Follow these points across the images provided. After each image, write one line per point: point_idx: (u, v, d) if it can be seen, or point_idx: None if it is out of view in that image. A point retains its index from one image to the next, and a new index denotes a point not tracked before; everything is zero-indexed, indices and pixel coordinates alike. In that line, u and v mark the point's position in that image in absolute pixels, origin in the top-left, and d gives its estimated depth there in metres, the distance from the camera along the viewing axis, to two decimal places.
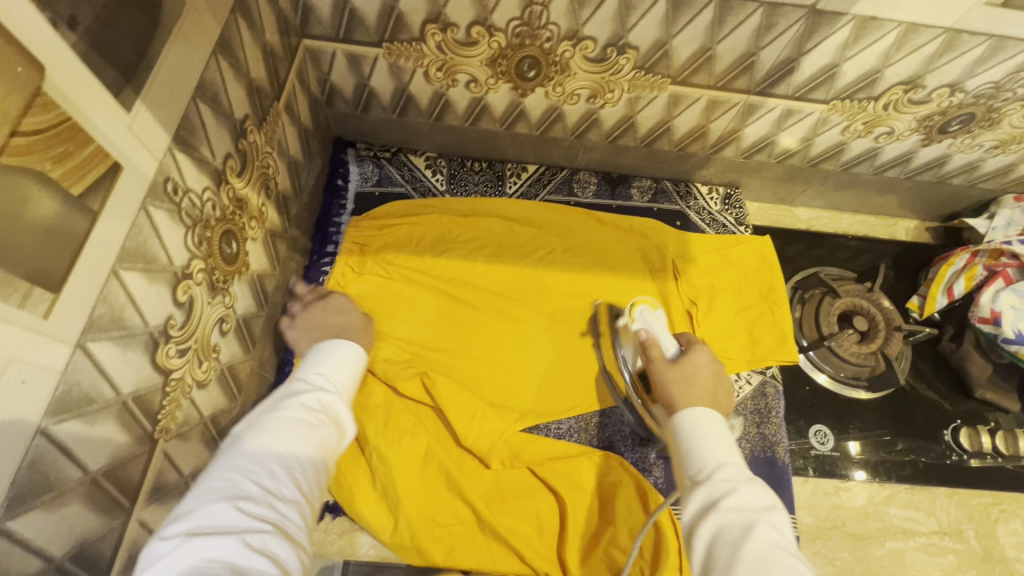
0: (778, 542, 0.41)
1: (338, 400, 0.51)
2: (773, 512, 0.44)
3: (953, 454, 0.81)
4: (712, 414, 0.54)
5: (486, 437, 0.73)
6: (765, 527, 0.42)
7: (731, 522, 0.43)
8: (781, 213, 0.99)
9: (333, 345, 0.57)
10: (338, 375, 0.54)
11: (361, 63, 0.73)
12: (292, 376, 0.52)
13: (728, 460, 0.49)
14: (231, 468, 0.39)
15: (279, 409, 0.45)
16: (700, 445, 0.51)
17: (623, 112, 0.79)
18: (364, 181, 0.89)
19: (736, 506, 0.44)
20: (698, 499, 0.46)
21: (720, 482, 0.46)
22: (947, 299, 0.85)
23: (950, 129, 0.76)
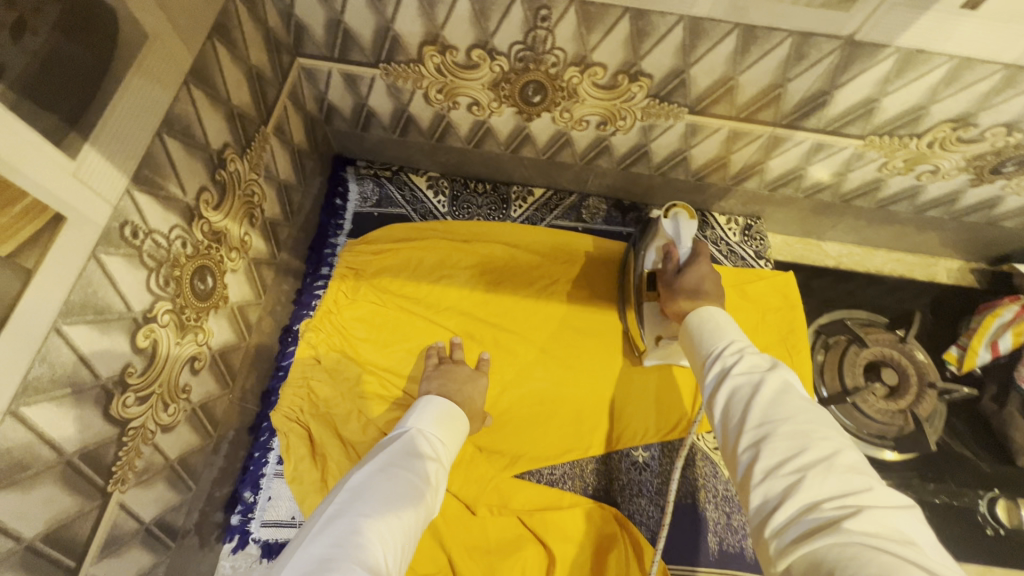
0: (791, 399, 0.39)
1: (445, 475, 0.53)
2: (785, 366, 0.41)
3: (989, 528, 0.73)
4: (722, 311, 0.51)
5: (472, 483, 0.70)
6: (775, 379, 0.40)
7: (740, 383, 0.41)
8: (808, 247, 0.91)
9: (455, 412, 0.61)
10: (449, 442, 0.58)
11: (358, 83, 0.70)
12: (416, 429, 0.56)
13: (737, 335, 0.47)
14: (356, 520, 0.41)
15: (420, 462, 0.50)
16: (711, 329, 0.49)
17: (635, 139, 0.73)
18: (364, 201, 0.86)
19: (745, 370, 0.42)
20: (708, 372, 0.45)
21: (728, 355, 0.45)
22: (990, 354, 0.78)
23: (1004, 170, 0.68)
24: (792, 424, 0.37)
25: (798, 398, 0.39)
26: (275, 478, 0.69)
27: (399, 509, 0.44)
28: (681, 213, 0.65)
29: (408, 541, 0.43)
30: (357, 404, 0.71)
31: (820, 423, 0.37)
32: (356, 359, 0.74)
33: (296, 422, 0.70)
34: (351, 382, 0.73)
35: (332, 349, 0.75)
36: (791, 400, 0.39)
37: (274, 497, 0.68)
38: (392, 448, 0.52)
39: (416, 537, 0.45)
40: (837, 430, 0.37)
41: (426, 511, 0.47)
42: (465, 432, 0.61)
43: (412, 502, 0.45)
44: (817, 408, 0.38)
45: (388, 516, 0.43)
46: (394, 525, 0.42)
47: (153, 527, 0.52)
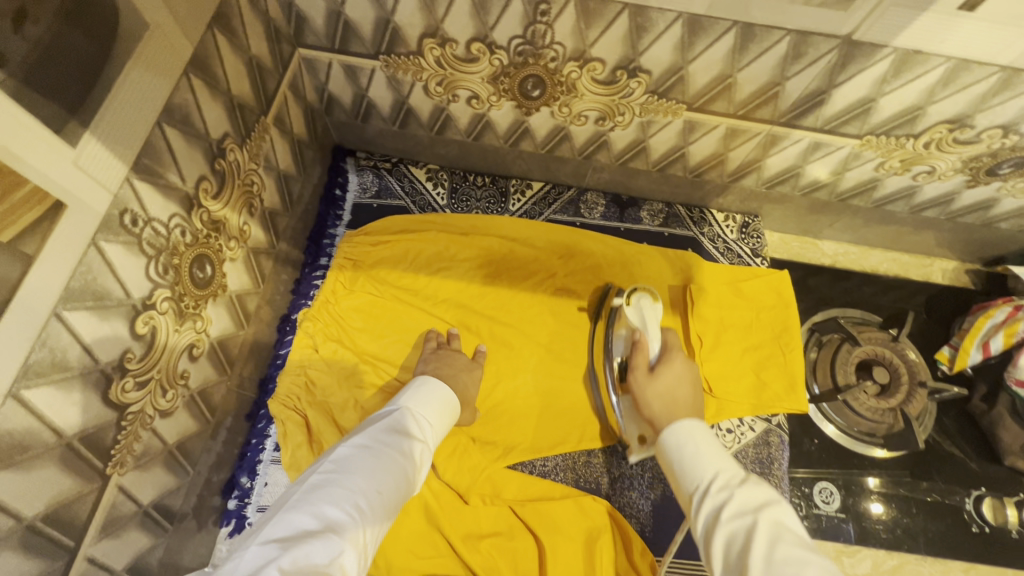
0: (787, 540, 0.40)
1: (430, 456, 0.55)
2: (777, 507, 0.42)
3: (974, 525, 0.74)
4: (700, 424, 0.53)
5: (465, 473, 0.71)
6: (767, 524, 0.41)
7: (735, 533, 0.42)
8: (804, 246, 0.92)
9: (447, 397, 0.62)
10: (437, 425, 0.59)
11: (359, 75, 0.70)
12: (406, 407, 0.57)
13: (725, 467, 0.48)
14: (337, 492, 0.43)
15: (406, 441, 0.52)
16: (693, 458, 0.50)
17: (634, 135, 0.73)
18: (363, 192, 0.86)
19: (736, 514, 0.43)
20: (702, 517, 0.45)
21: (716, 494, 0.46)
22: (981, 355, 0.78)
23: (999, 172, 0.69)
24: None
25: (795, 543, 0.39)
26: (272, 465, 0.70)
27: (381, 486, 0.45)
28: (643, 299, 0.69)
29: (386, 520, 0.45)
30: (353, 393, 0.72)
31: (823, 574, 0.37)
32: (352, 349, 0.75)
33: (293, 410, 0.71)
34: (348, 372, 0.74)
35: (329, 339, 0.75)
36: (790, 545, 0.39)
37: (271, 483, 0.69)
38: (380, 424, 0.53)
39: (394, 516, 0.47)
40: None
41: (407, 490, 0.49)
42: (454, 419, 0.63)
43: (395, 481, 0.47)
44: (812, 553, 0.38)
45: (370, 492, 0.44)
46: (375, 503, 0.44)
47: (151, 511, 0.53)
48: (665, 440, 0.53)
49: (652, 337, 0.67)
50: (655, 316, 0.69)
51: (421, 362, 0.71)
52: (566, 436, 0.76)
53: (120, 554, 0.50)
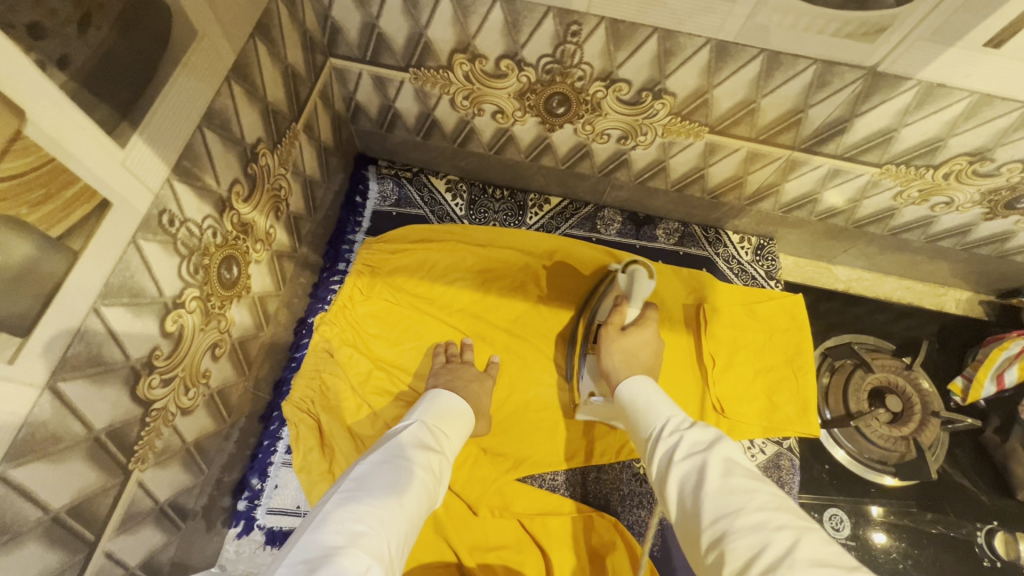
0: (737, 477, 0.40)
1: (448, 468, 0.55)
2: (721, 442, 0.43)
3: (985, 560, 0.73)
4: (652, 380, 0.58)
5: (476, 484, 0.71)
6: (717, 460, 0.42)
7: (687, 471, 0.43)
8: (818, 270, 0.92)
9: (459, 410, 0.63)
10: (451, 437, 0.60)
11: (387, 85, 0.71)
12: (421, 421, 0.58)
13: (676, 414, 0.50)
14: (361, 507, 0.43)
15: (423, 454, 0.53)
16: (648, 410, 0.53)
17: (655, 155, 0.74)
18: (383, 200, 0.88)
19: (687, 454, 0.44)
20: (655, 459, 0.47)
21: (666, 437, 0.47)
22: (995, 387, 0.78)
23: (1018, 205, 0.69)
24: (748, 513, 0.37)
25: (743, 475, 0.40)
26: (282, 467, 0.70)
27: (403, 498, 0.46)
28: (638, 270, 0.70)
29: (410, 531, 0.45)
30: (367, 400, 0.73)
31: (768, 506, 0.38)
32: (367, 355, 0.76)
33: (306, 413, 0.71)
34: (362, 377, 0.74)
35: (345, 343, 0.76)
36: (739, 478, 0.40)
37: (281, 486, 0.69)
38: (395, 438, 0.54)
39: (417, 530, 0.47)
40: (789, 516, 0.37)
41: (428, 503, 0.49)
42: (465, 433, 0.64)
43: (416, 494, 0.48)
44: (760, 486, 0.39)
45: (393, 505, 0.45)
46: (400, 514, 0.45)
47: (167, 508, 0.54)
48: (622, 393, 0.57)
49: (634, 306, 0.70)
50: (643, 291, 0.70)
51: (431, 376, 0.71)
52: (576, 450, 0.76)
53: (135, 550, 0.50)
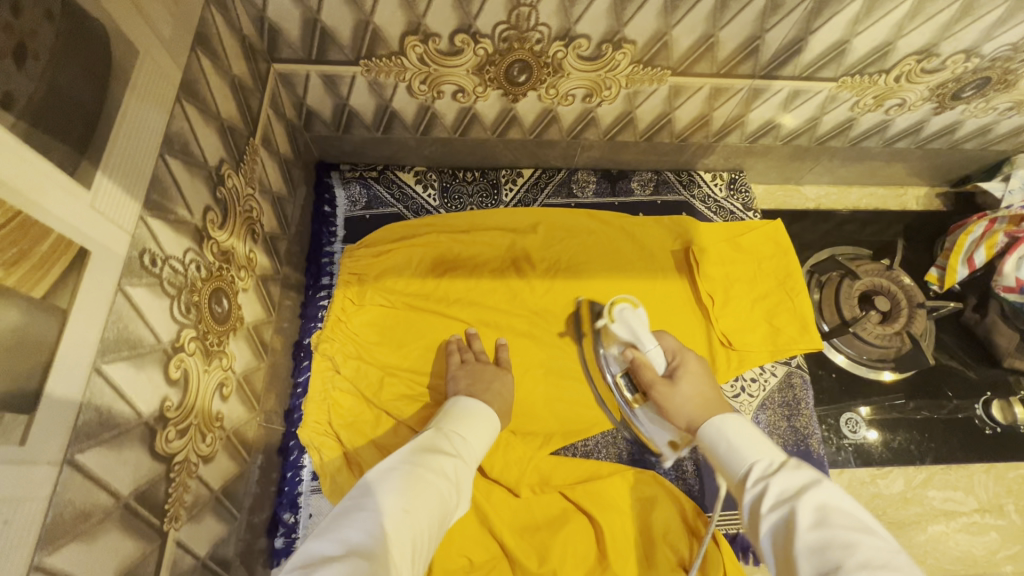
0: (839, 532, 0.39)
1: (466, 474, 0.54)
2: (817, 489, 0.43)
3: (986, 428, 0.79)
4: (732, 419, 0.54)
5: (512, 466, 0.70)
6: (815, 514, 0.41)
7: (780, 526, 0.43)
8: (788, 193, 0.95)
9: (482, 415, 0.61)
10: (472, 442, 0.58)
11: (338, 83, 0.68)
12: (438, 427, 0.57)
13: (762, 456, 0.49)
14: (362, 516, 0.42)
15: (436, 458, 0.51)
16: (727, 449, 0.52)
17: (621, 108, 0.74)
18: (353, 205, 0.84)
19: (778, 504, 0.44)
20: (744, 509, 0.47)
21: (754, 483, 0.47)
22: (967, 270, 0.83)
23: (963, 95, 0.73)
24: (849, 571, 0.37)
25: (845, 528, 0.39)
26: (312, 495, 0.68)
27: (408, 504, 0.44)
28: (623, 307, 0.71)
29: (419, 536, 0.44)
30: (384, 407, 0.71)
31: (873, 562, 0.37)
32: (373, 363, 0.74)
33: (326, 435, 0.69)
34: (374, 386, 0.72)
35: (348, 357, 0.73)
36: (839, 531, 0.39)
37: (315, 514, 0.67)
38: (410, 445, 0.53)
39: (429, 534, 0.45)
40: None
41: (441, 505, 0.47)
42: (490, 435, 0.61)
43: (424, 497, 0.46)
44: (866, 539, 0.38)
45: (396, 512, 0.43)
46: (403, 519, 0.43)
47: (209, 562, 0.51)
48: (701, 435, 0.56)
49: (647, 348, 0.68)
50: (643, 323, 0.70)
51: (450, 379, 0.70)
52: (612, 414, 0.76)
53: None
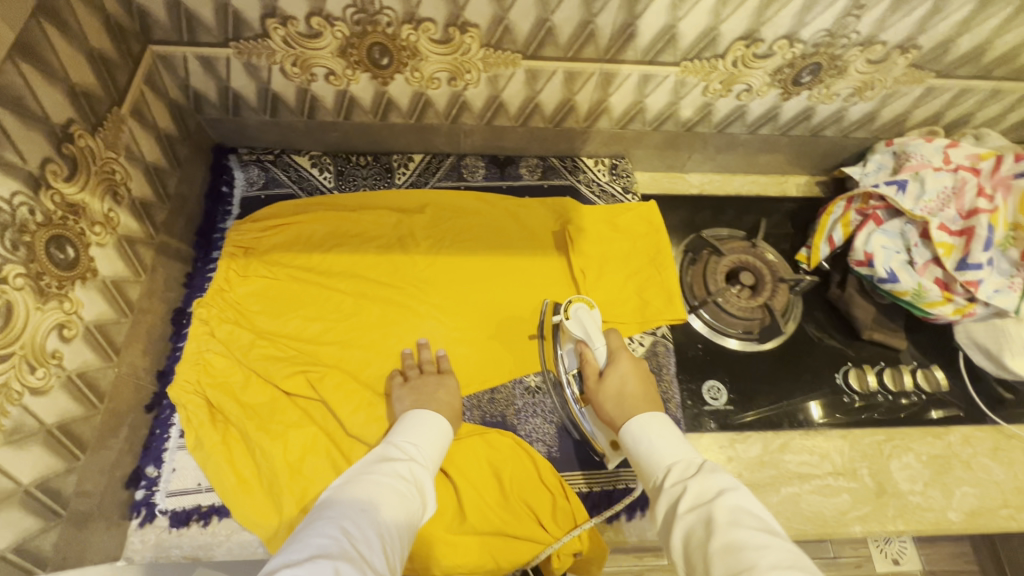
0: (747, 528, 0.45)
1: (424, 472, 0.58)
2: (729, 490, 0.49)
3: (843, 396, 0.83)
4: (659, 415, 0.61)
5: (373, 424, 0.72)
6: (723, 512, 0.47)
7: (693, 524, 0.48)
8: (673, 180, 1.00)
9: (432, 419, 0.66)
10: (428, 445, 0.62)
11: (216, 65, 0.74)
12: (389, 439, 0.62)
13: (681, 460, 0.55)
14: (332, 521, 0.46)
15: (391, 465, 0.56)
16: (648, 453, 0.57)
17: (487, 92, 0.80)
18: (250, 186, 0.89)
19: (690, 505, 0.50)
20: (661, 514, 0.52)
21: (672, 486, 0.52)
22: (829, 248, 0.87)
23: (803, 81, 0.79)
24: (762, 569, 0.42)
25: (750, 527, 0.45)
26: (178, 451, 0.71)
27: (363, 502, 0.49)
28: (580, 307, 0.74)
29: (383, 529, 0.48)
30: (254, 369, 0.74)
31: (781, 562, 0.42)
32: (250, 328, 0.78)
33: (194, 393, 0.72)
34: (246, 348, 0.76)
35: (225, 322, 0.77)
36: (748, 531, 0.45)
37: (178, 468, 0.70)
38: (367, 460, 0.57)
39: (402, 530, 0.50)
40: (802, 573, 0.41)
41: (402, 500, 0.52)
42: (444, 437, 0.65)
43: (380, 494, 0.51)
44: (771, 537, 0.44)
45: (353, 510, 0.48)
46: (361, 515, 0.48)
47: (33, 490, 0.55)
48: (624, 440, 0.61)
49: (597, 345, 0.70)
50: (596, 322, 0.73)
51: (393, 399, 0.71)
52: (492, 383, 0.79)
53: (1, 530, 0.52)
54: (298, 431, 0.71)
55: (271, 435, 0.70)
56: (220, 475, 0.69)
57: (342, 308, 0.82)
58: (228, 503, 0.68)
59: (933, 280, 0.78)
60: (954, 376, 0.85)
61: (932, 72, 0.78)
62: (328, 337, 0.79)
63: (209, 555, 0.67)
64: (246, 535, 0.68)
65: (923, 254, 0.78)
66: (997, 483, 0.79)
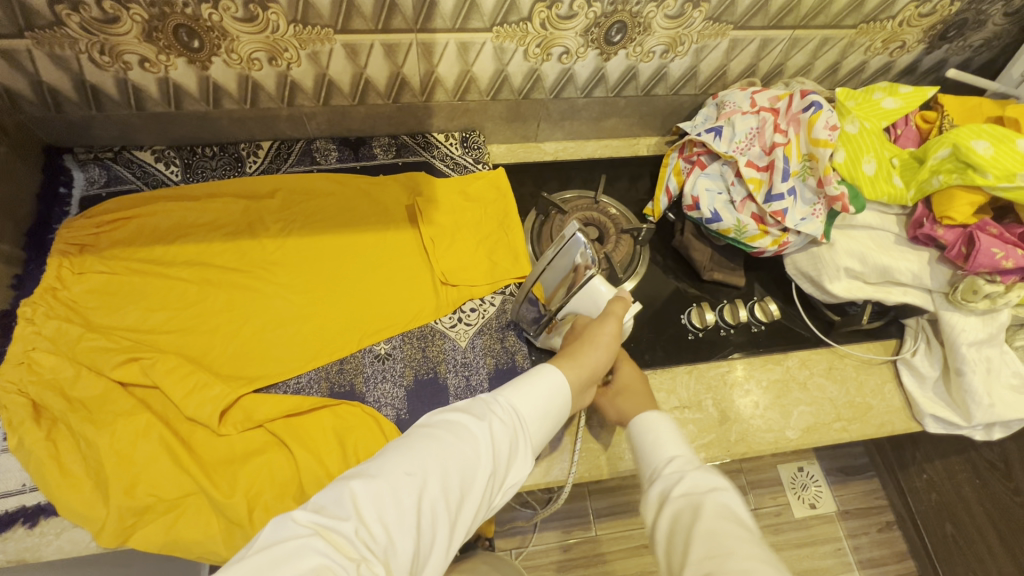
0: (728, 521, 0.51)
1: (508, 439, 0.55)
2: (719, 491, 0.55)
3: (688, 333, 0.87)
4: (665, 416, 0.68)
5: (208, 404, 0.71)
6: (713, 505, 0.53)
7: (681, 507, 0.55)
8: (529, 150, 1.04)
9: (548, 375, 0.62)
10: (529, 413, 0.59)
11: (19, 59, 0.73)
12: (495, 393, 0.59)
13: (680, 457, 0.62)
14: (384, 478, 0.47)
15: (473, 423, 0.54)
16: (659, 447, 0.64)
17: (312, 70, 0.81)
18: (91, 185, 0.87)
19: (682, 492, 0.57)
20: (655, 494, 0.59)
21: (670, 473, 0.60)
22: (668, 198, 0.91)
23: (614, 39, 0.84)
24: (737, 557, 0.47)
25: (736, 526, 0.51)
26: (2, 453, 0.68)
27: (410, 466, 0.49)
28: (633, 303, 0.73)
29: (430, 494, 0.48)
30: (84, 363, 0.73)
31: (758, 558, 0.47)
32: (83, 323, 0.76)
33: (17, 392, 0.70)
34: (76, 343, 0.74)
35: (55, 319, 0.76)
36: (730, 525, 0.51)
37: (2, 471, 0.67)
38: (457, 409, 0.57)
39: (450, 501, 0.49)
40: (778, 573, 0.46)
41: (460, 471, 0.50)
42: (554, 410, 0.61)
43: (436, 460, 0.50)
44: (754, 539, 0.50)
45: (398, 474, 0.48)
46: (406, 483, 0.48)
47: None
48: (637, 433, 0.67)
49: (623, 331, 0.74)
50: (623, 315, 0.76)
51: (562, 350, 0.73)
52: (340, 355, 0.79)
53: None
54: (129, 419, 0.70)
55: (102, 425, 0.69)
56: (42, 472, 0.66)
57: (185, 297, 0.81)
58: (51, 499, 0.65)
59: (750, 216, 0.83)
60: (789, 306, 0.91)
61: (729, 24, 0.84)
62: (169, 325, 0.78)
63: (36, 556, 0.64)
64: (77, 531, 0.65)
65: (739, 192, 0.84)
66: (831, 399, 0.84)
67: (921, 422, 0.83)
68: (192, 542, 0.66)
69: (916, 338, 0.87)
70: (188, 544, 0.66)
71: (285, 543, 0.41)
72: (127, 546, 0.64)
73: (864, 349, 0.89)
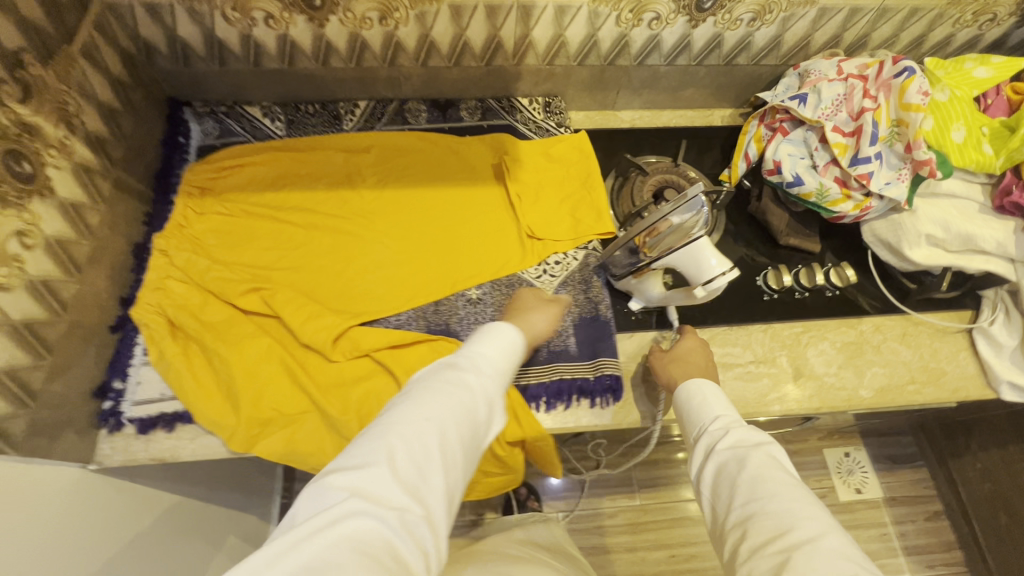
0: (776, 468, 0.57)
1: (493, 388, 0.58)
2: (766, 444, 0.59)
3: (764, 295, 0.90)
4: (708, 381, 0.70)
5: (322, 332, 0.78)
6: (763, 455, 0.58)
7: (726, 460, 0.59)
8: (606, 117, 1.08)
9: (507, 331, 0.64)
10: (502, 364, 0.61)
11: (161, 13, 0.80)
12: (470, 346, 0.61)
13: (724, 413, 0.65)
14: (394, 432, 0.49)
15: (459, 376, 0.56)
16: (700, 407, 0.67)
17: (417, 31, 0.86)
18: (206, 137, 0.95)
19: (729, 446, 0.61)
20: (699, 449, 0.63)
21: (715, 429, 0.63)
22: (746, 163, 0.94)
23: (705, 6, 0.86)
24: (786, 503, 0.53)
25: (785, 475, 0.56)
26: (142, 366, 0.76)
27: (429, 414, 0.51)
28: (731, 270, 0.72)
29: (444, 442, 0.51)
30: (212, 292, 0.81)
31: (805, 500, 0.53)
32: (207, 257, 0.84)
33: (156, 314, 0.78)
34: (203, 273, 0.82)
35: (184, 252, 0.83)
36: (779, 474, 0.56)
37: (143, 381, 0.75)
38: (445, 363, 0.58)
39: (464, 445, 0.52)
40: (820, 509, 0.53)
41: (465, 420, 0.53)
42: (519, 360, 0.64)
43: (446, 409, 0.52)
44: (799, 483, 0.56)
45: (417, 421, 0.50)
46: (425, 431, 0.50)
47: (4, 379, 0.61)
48: (678, 394, 0.70)
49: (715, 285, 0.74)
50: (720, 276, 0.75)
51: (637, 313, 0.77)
52: (436, 296, 0.84)
53: None
54: (252, 342, 0.77)
55: (231, 347, 0.77)
56: (181, 385, 0.74)
57: (295, 239, 0.87)
58: (187, 407, 0.73)
59: (833, 179, 0.85)
60: (864, 273, 0.93)
61: None
62: (283, 263, 0.86)
63: (176, 455, 0.72)
64: (208, 438, 0.73)
65: (823, 157, 0.86)
66: (905, 363, 0.86)
67: (996, 390, 0.84)
68: (311, 453, 0.73)
69: (994, 308, 0.88)
70: (306, 455, 0.73)
71: (338, 512, 0.43)
72: (253, 452, 0.72)
73: (939, 317, 0.90)
